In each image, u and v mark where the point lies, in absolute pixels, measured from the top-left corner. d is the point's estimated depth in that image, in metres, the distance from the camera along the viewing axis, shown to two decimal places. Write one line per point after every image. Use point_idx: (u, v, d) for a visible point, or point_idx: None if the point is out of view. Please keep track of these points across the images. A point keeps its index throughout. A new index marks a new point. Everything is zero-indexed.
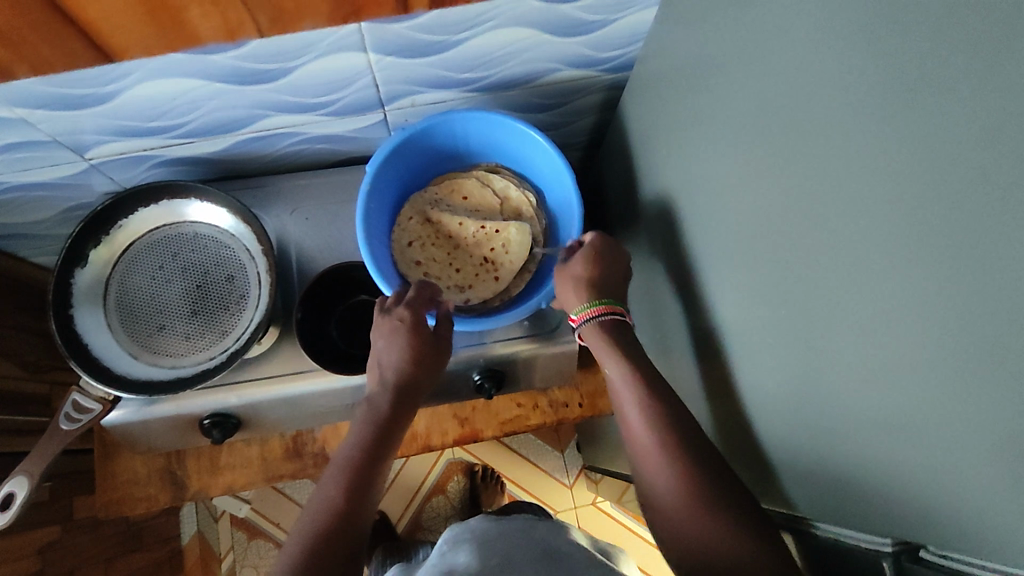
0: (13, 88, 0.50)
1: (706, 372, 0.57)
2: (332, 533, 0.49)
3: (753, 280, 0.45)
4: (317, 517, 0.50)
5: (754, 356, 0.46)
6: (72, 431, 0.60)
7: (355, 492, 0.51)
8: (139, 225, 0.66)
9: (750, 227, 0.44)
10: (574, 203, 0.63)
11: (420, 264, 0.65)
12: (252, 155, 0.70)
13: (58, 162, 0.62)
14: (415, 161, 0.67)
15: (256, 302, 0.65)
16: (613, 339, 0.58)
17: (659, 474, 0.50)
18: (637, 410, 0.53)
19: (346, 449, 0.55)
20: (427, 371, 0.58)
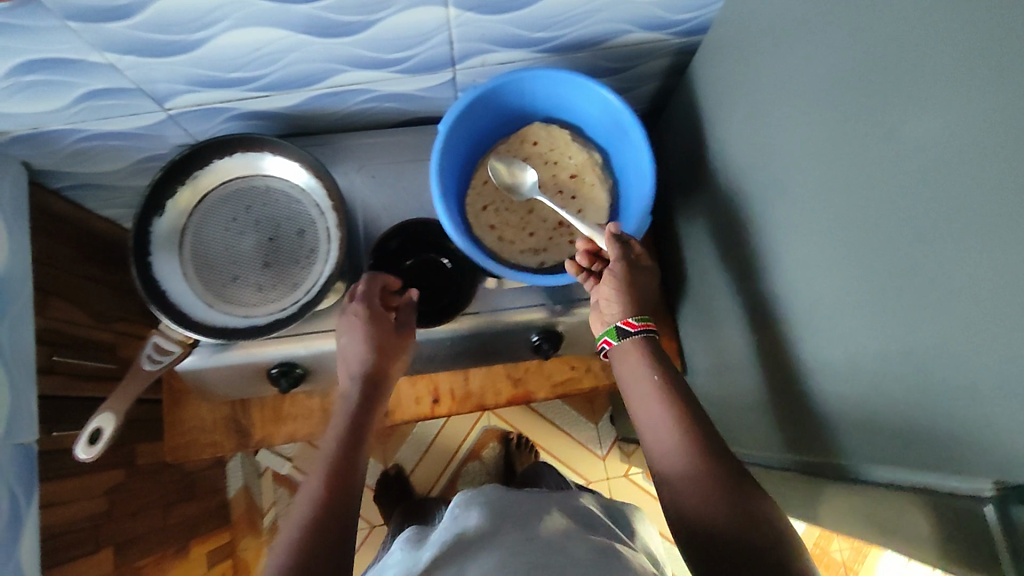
0: (104, 32, 0.51)
1: (762, 335, 0.58)
2: (336, 469, 0.52)
3: (828, 240, 0.45)
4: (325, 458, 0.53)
5: (828, 316, 0.47)
6: (155, 372, 0.61)
7: (349, 464, 0.53)
8: (211, 177, 0.67)
9: (827, 186, 0.44)
10: (644, 160, 0.62)
11: (495, 228, 0.67)
12: (321, 112, 0.71)
13: (139, 111, 0.64)
14: (486, 123, 0.67)
15: (325, 255, 0.67)
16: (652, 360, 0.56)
17: (677, 465, 0.49)
18: (668, 387, 0.53)
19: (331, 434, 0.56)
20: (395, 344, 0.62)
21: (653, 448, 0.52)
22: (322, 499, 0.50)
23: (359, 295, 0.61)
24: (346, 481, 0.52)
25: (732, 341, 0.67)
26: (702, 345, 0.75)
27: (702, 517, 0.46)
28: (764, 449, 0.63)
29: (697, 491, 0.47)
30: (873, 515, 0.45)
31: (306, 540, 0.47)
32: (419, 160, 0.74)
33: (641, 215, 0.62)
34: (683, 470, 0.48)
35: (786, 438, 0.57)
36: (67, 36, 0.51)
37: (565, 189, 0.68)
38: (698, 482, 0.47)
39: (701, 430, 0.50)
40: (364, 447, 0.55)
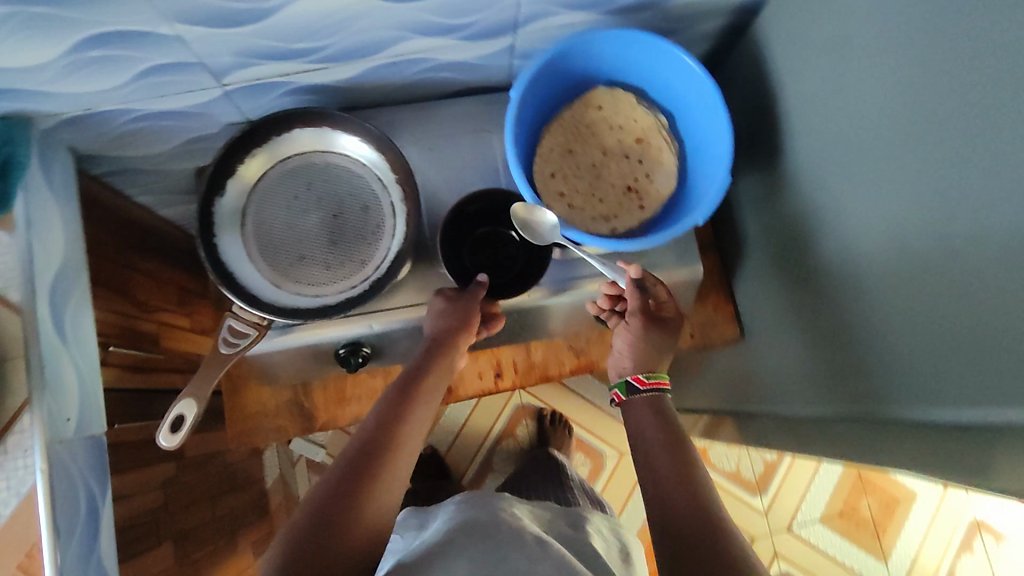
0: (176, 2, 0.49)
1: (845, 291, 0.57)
2: (364, 446, 0.57)
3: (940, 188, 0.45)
4: (357, 438, 0.58)
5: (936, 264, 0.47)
6: (232, 356, 0.60)
7: (379, 452, 0.57)
8: (269, 155, 0.65)
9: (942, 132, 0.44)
10: (720, 119, 0.60)
11: (564, 195, 0.66)
12: (376, 84, 0.69)
13: (196, 87, 0.61)
14: (551, 89, 0.66)
15: (392, 231, 0.66)
16: (660, 405, 0.64)
17: (669, 472, 0.56)
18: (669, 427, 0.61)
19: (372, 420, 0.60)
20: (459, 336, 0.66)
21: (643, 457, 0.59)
22: (348, 470, 0.54)
23: (445, 290, 0.65)
24: (376, 457, 0.56)
25: (802, 300, 0.67)
26: (765, 306, 0.75)
27: (677, 511, 0.52)
28: (824, 400, 0.63)
29: (679, 491, 0.53)
30: None
31: (326, 500, 0.52)
32: (475, 131, 0.73)
33: (723, 175, 0.59)
34: (673, 476, 0.55)
35: (856, 392, 0.57)
36: (138, 6, 0.48)
37: (631, 154, 0.67)
38: (680, 486, 0.54)
39: (684, 453, 0.58)
40: (407, 432, 0.60)
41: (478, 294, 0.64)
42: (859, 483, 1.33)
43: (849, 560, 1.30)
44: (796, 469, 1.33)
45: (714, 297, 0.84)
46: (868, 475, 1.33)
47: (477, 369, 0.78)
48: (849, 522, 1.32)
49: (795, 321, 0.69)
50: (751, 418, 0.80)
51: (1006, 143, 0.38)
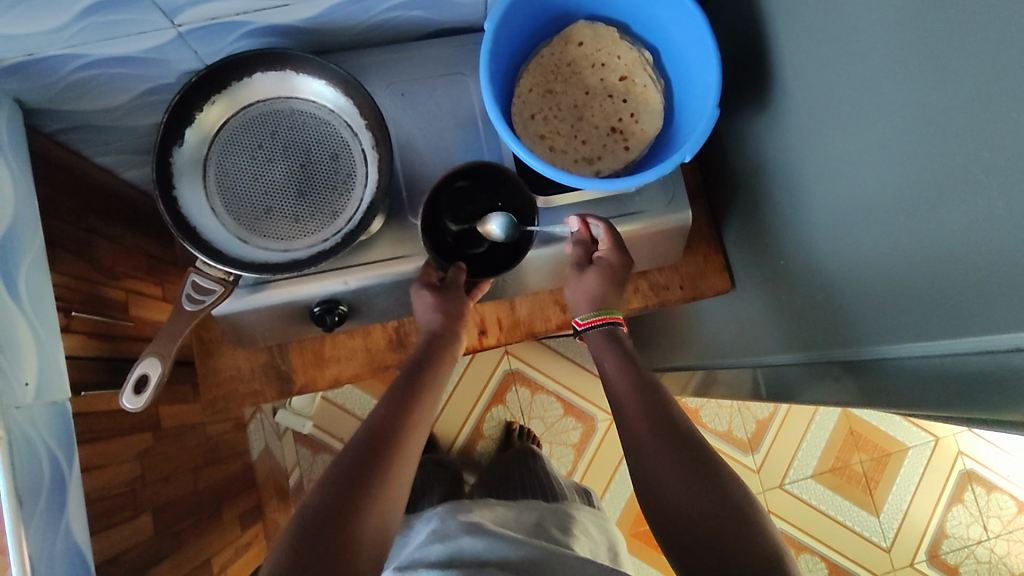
0: None
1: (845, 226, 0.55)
2: (371, 434, 0.56)
3: (931, 106, 0.42)
4: (364, 429, 0.58)
5: (927, 189, 0.44)
6: (197, 313, 0.57)
7: (390, 437, 0.57)
8: (230, 101, 0.61)
9: (933, 44, 0.41)
10: (707, 50, 0.57)
11: (545, 138, 0.63)
12: (342, 24, 0.65)
13: (146, 29, 0.57)
14: (527, 24, 0.62)
15: (364, 179, 0.63)
16: (606, 346, 0.64)
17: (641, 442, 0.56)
18: (629, 369, 0.61)
19: (382, 404, 0.60)
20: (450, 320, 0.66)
21: (625, 427, 0.58)
22: (357, 457, 0.54)
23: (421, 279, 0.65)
24: (383, 446, 0.56)
25: (793, 240, 0.64)
26: (754, 252, 0.73)
27: (661, 485, 0.53)
28: (825, 345, 0.61)
29: (666, 461, 0.54)
30: (987, 388, 0.43)
31: (338, 486, 0.52)
32: (449, 74, 0.69)
33: (709, 109, 0.56)
34: (653, 442, 0.55)
35: (865, 328, 0.54)
36: None
37: (614, 93, 0.64)
38: (668, 454, 0.54)
39: (664, 413, 0.57)
40: (414, 418, 0.60)
41: (460, 277, 0.64)
42: (850, 438, 1.32)
43: (842, 515, 1.30)
44: (787, 426, 1.32)
45: (705, 245, 0.79)
46: (859, 430, 1.33)
47: None
48: (841, 477, 1.32)
49: (786, 264, 0.66)
50: (742, 368, 0.78)
51: (1010, 45, 0.35)
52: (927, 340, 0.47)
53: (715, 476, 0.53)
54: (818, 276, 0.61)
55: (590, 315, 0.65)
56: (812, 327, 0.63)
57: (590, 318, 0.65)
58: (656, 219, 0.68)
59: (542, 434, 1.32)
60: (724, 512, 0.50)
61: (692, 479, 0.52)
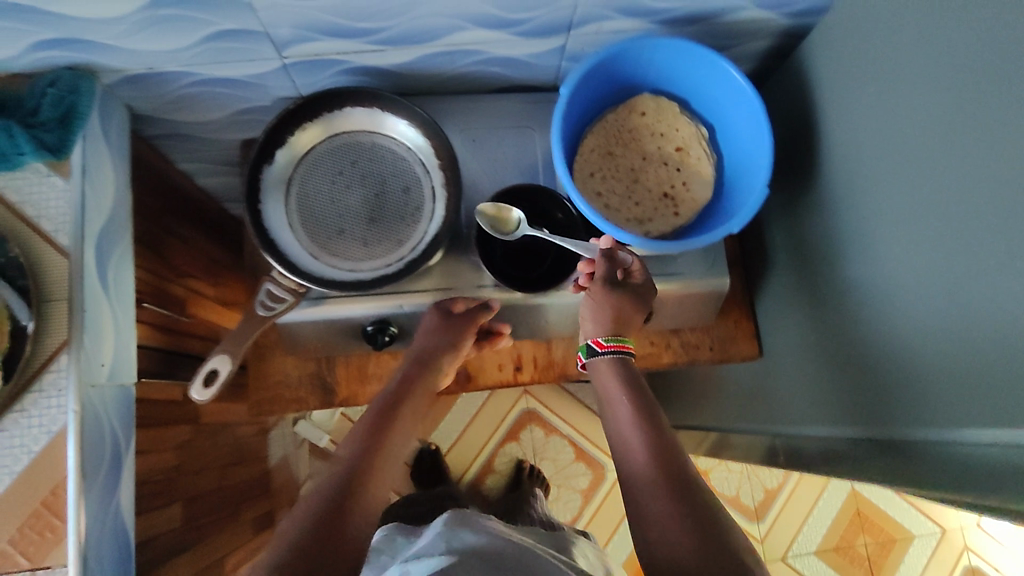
0: None
1: (883, 312, 0.58)
2: (367, 453, 0.62)
3: (966, 211, 0.46)
4: (351, 449, 0.62)
5: (958, 284, 0.48)
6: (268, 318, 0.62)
7: (372, 450, 0.62)
8: (319, 129, 0.67)
9: (972, 155, 0.45)
10: (762, 133, 0.62)
11: (601, 195, 0.68)
12: (427, 72, 0.71)
13: (256, 57, 0.64)
14: (597, 92, 0.68)
15: (431, 213, 0.68)
16: (623, 378, 0.64)
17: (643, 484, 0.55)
18: (648, 421, 0.60)
19: (361, 425, 0.66)
20: (446, 352, 0.71)
21: (632, 471, 0.57)
22: (352, 471, 0.59)
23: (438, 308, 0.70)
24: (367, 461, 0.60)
25: (833, 316, 0.67)
26: (785, 323, 0.77)
27: (655, 523, 0.52)
28: (850, 420, 0.63)
29: (668, 507, 0.52)
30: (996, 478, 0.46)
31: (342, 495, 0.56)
32: (517, 127, 0.75)
33: (759, 187, 0.61)
34: (656, 485, 0.54)
35: (891, 410, 0.57)
36: None
37: (669, 162, 0.69)
38: (671, 500, 0.53)
39: (673, 459, 0.56)
40: (395, 438, 0.65)
41: (477, 314, 0.70)
42: (856, 519, 1.32)
43: None
44: (795, 499, 1.33)
45: (738, 311, 0.83)
46: (866, 512, 1.33)
47: (497, 360, 0.79)
48: (845, 557, 1.31)
49: (819, 338, 0.70)
50: (765, 434, 0.80)
51: None
52: (948, 427, 0.50)
53: (724, 531, 0.51)
54: (850, 352, 0.64)
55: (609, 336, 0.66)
56: (847, 402, 0.65)
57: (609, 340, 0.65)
58: (696, 282, 0.72)
59: (552, 477, 1.33)
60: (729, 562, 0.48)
61: (697, 527, 0.51)
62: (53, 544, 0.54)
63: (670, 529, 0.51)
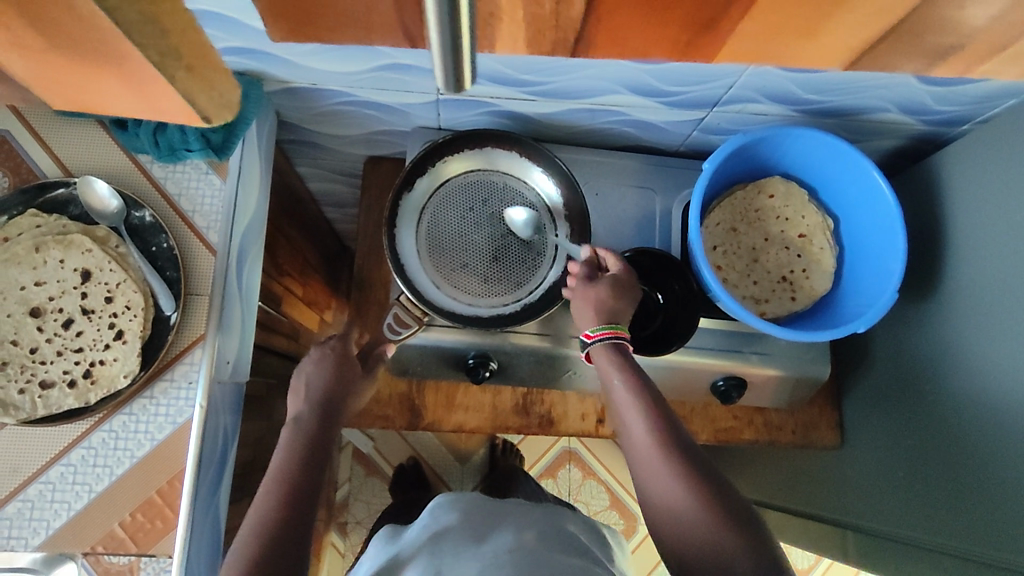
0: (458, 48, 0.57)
1: (1010, 438, 0.59)
2: (307, 466, 0.54)
3: None
4: (291, 440, 0.56)
5: None
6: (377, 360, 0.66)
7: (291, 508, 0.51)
8: (458, 164, 0.70)
9: None
10: (897, 239, 0.63)
11: (721, 269, 0.69)
12: (567, 122, 0.73)
13: (415, 90, 0.66)
14: (731, 167, 0.70)
15: (552, 261, 0.69)
16: (619, 363, 0.58)
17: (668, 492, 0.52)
18: (643, 398, 0.56)
19: (273, 474, 0.53)
20: (340, 402, 0.61)
21: (641, 464, 0.54)
22: (286, 505, 0.51)
23: (339, 339, 0.64)
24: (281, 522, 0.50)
25: (934, 429, 0.68)
26: (878, 421, 0.77)
27: (680, 521, 0.51)
28: (942, 535, 0.65)
29: (688, 501, 0.51)
30: None
31: (305, 497, 0.52)
32: (640, 187, 0.76)
33: (889, 292, 0.62)
34: (668, 477, 0.52)
35: (1005, 539, 0.58)
36: None
37: (791, 247, 0.70)
38: (688, 492, 0.51)
39: (677, 444, 0.54)
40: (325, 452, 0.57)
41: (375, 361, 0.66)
42: None
43: None
44: None
45: (825, 399, 0.84)
46: None
47: (581, 410, 0.78)
48: None
49: (916, 445, 0.70)
50: (837, 526, 0.81)
51: None
52: None
53: (753, 525, 0.50)
54: (957, 468, 0.65)
55: (598, 327, 0.59)
56: (940, 515, 0.66)
57: (599, 331, 0.59)
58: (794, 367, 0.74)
59: None
60: (762, 561, 0.48)
61: (726, 528, 0.49)
62: (162, 532, 0.56)
63: (698, 534, 0.50)
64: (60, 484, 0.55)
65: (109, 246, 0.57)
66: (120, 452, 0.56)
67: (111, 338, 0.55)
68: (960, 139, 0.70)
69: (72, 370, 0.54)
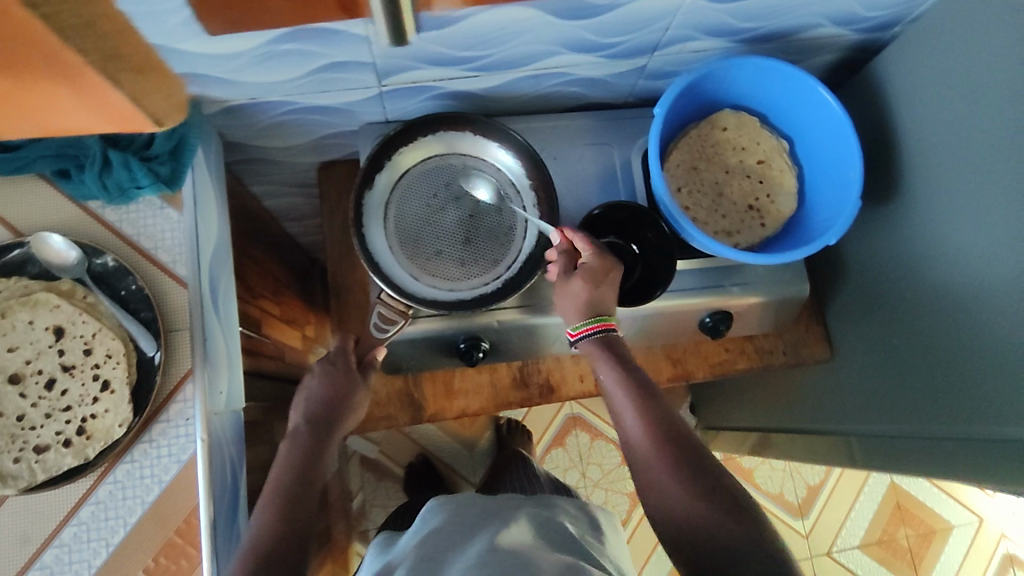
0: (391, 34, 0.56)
1: (986, 316, 0.61)
2: (302, 477, 0.55)
3: None
4: (285, 461, 0.57)
5: None
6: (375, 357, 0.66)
7: (289, 514, 0.52)
8: (414, 153, 0.69)
9: None
10: (851, 149, 0.65)
11: (689, 209, 0.70)
12: (513, 92, 0.73)
13: (357, 86, 0.65)
14: (682, 108, 0.71)
15: (524, 233, 0.69)
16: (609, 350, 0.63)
17: (679, 501, 0.56)
18: (631, 383, 0.62)
19: (272, 484, 0.54)
20: (341, 414, 0.62)
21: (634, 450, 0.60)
22: (283, 513, 0.52)
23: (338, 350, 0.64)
24: (276, 527, 0.51)
25: (916, 321, 0.70)
26: (861, 326, 0.80)
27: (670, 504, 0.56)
28: (939, 421, 0.67)
29: (677, 485, 0.56)
30: None
31: (299, 514, 0.53)
32: (596, 143, 0.76)
33: (853, 200, 0.63)
34: (662, 464, 0.57)
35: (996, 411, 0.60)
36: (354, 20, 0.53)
37: (752, 175, 0.72)
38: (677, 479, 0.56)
39: (665, 431, 0.59)
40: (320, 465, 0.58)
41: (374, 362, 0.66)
42: (898, 513, 1.35)
43: None
44: (838, 494, 1.35)
45: (809, 316, 0.87)
46: (906, 505, 1.35)
47: (579, 372, 0.79)
48: (887, 549, 1.33)
49: (901, 341, 0.73)
50: (840, 436, 0.83)
51: None
52: None
53: (737, 504, 0.55)
54: (943, 356, 0.67)
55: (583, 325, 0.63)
56: (935, 402, 0.68)
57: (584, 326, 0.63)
58: (775, 291, 0.75)
59: (599, 481, 1.34)
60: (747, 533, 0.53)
61: (713, 509, 0.54)
62: (189, 571, 0.55)
63: (691, 514, 0.55)
64: (75, 545, 0.54)
65: (76, 298, 0.55)
66: (130, 501, 0.55)
67: (98, 390, 0.54)
68: (894, 42, 0.72)
69: (64, 430, 0.53)
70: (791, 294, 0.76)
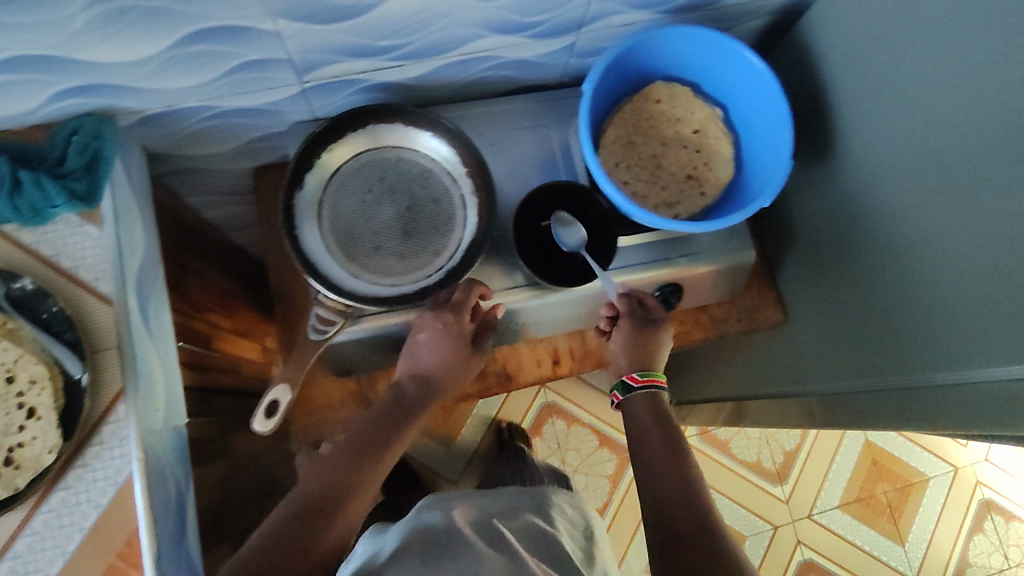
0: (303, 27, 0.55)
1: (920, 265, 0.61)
2: (360, 460, 0.63)
3: None
4: (343, 443, 0.64)
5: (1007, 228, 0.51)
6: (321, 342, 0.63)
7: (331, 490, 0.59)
8: (344, 149, 0.68)
9: None
10: (781, 110, 0.65)
11: (628, 184, 0.70)
12: (442, 79, 0.71)
13: (277, 85, 0.63)
14: (613, 83, 0.70)
15: (464, 221, 0.68)
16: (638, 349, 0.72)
17: (669, 495, 0.62)
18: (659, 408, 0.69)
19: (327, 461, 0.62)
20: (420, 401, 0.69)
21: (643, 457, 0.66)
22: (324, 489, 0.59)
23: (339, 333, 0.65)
24: (317, 503, 0.58)
25: (860, 277, 0.71)
26: (812, 287, 0.80)
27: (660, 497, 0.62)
28: (884, 373, 0.67)
29: (673, 486, 0.62)
30: None
31: (338, 493, 0.59)
32: (532, 126, 0.76)
33: (786, 161, 0.63)
34: (665, 469, 0.64)
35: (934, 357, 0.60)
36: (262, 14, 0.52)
37: (689, 145, 0.71)
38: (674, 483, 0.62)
39: (680, 450, 0.66)
40: (377, 452, 0.64)
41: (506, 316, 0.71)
42: (874, 468, 1.36)
43: (868, 544, 1.33)
44: (814, 455, 1.36)
45: (759, 281, 0.88)
46: (881, 460, 1.37)
47: (535, 357, 0.79)
48: (866, 506, 1.35)
49: (849, 297, 0.73)
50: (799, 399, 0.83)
51: None
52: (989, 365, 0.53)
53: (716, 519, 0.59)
54: (886, 309, 0.67)
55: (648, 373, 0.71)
56: (880, 355, 0.68)
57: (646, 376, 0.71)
58: (723, 259, 0.75)
59: (578, 466, 1.34)
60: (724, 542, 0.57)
61: (703, 510, 0.60)
62: None
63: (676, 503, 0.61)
64: None
65: None
66: (67, 529, 0.53)
67: (24, 418, 0.52)
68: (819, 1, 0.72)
69: None
70: (738, 261, 0.75)
